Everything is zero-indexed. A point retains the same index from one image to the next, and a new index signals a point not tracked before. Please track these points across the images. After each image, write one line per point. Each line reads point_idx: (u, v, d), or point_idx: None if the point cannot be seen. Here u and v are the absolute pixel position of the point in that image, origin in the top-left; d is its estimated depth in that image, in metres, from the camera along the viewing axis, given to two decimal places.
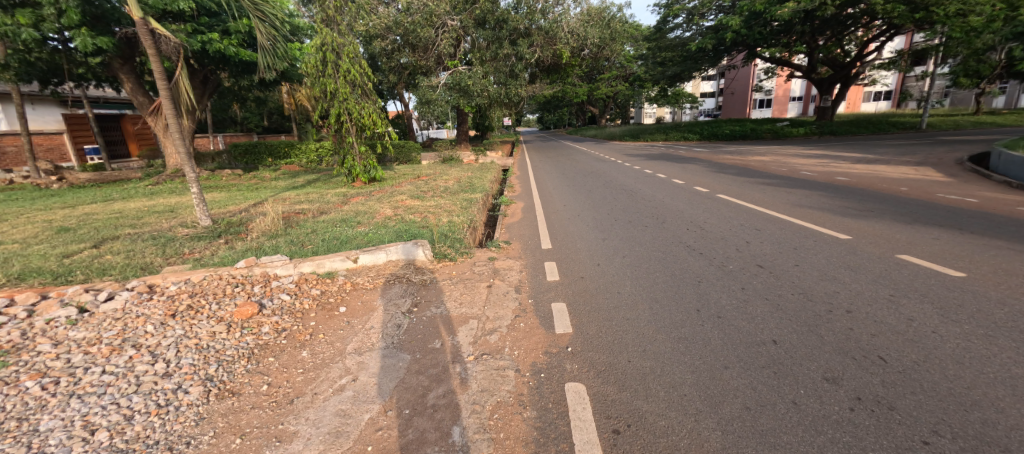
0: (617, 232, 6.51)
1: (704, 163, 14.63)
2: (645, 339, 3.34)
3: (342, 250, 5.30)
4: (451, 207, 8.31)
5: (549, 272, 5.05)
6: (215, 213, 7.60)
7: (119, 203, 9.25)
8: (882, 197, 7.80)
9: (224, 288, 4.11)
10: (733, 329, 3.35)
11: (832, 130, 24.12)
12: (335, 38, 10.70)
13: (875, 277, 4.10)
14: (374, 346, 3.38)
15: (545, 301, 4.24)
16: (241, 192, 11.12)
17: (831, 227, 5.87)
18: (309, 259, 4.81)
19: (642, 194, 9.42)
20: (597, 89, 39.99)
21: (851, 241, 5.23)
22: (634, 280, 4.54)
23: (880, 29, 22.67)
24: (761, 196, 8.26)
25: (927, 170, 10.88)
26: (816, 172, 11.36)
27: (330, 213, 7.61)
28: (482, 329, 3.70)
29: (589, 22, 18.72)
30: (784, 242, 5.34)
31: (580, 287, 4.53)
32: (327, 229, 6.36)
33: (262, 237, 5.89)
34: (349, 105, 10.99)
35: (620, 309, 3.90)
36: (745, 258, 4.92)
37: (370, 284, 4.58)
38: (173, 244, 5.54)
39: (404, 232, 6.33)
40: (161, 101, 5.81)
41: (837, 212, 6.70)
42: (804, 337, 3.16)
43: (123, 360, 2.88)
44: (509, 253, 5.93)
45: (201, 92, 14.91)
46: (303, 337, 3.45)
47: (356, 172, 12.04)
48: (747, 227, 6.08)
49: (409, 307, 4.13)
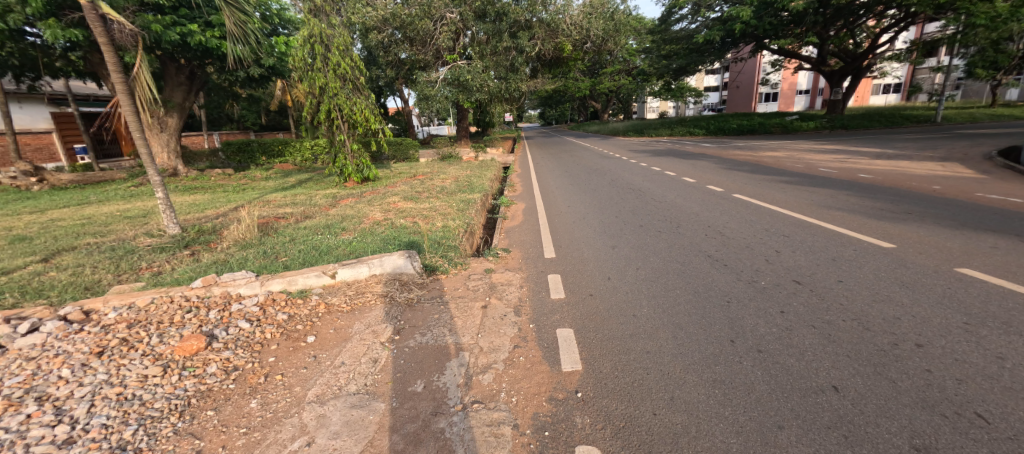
0: (627, 238, 5.90)
1: (713, 160, 13.96)
2: (673, 382, 2.73)
3: (318, 263, 4.68)
4: (447, 210, 7.68)
5: (552, 288, 4.43)
6: (189, 218, 7.01)
7: (95, 206, 8.71)
8: (916, 197, 7.14)
9: (173, 315, 3.50)
10: (780, 369, 2.74)
11: (844, 124, 23.34)
12: (323, 30, 10.06)
13: (939, 298, 3.47)
14: (341, 392, 2.76)
15: (548, 326, 3.63)
16: (225, 193, 10.52)
17: (870, 232, 5.22)
18: (279, 276, 4.20)
19: (652, 193, 8.78)
20: (601, 83, 39.19)
21: (896, 249, 4.60)
22: (652, 300, 3.92)
23: (894, 18, 21.88)
24: (783, 196, 7.60)
25: (956, 166, 10.17)
26: (835, 169, 10.68)
27: (314, 218, 6.99)
28: (475, 365, 3.10)
29: (593, 14, 18.01)
30: (819, 251, 4.69)
31: (589, 308, 3.90)
32: (307, 237, 5.75)
33: (232, 248, 5.28)
34: (339, 101, 10.37)
35: (637, 339, 3.29)
36: (778, 270, 4.29)
37: (346, 306, 3.96)
38: (131, 257, 4.93)
39: (393, 240, 5.69)
40: (117, 97, 5.22)
41: (870, 214, 6.05)
42: (872, 383, 2.54)
43: (16, 421, 2.30)
44: (508, 264, 5.29)
45: (188, 88, 14.26)
46: (255, 379, 2.85)
47: (348, 171, 11.42)
48: (772, 233, 5.44)
49: (389, 335, 3.52)
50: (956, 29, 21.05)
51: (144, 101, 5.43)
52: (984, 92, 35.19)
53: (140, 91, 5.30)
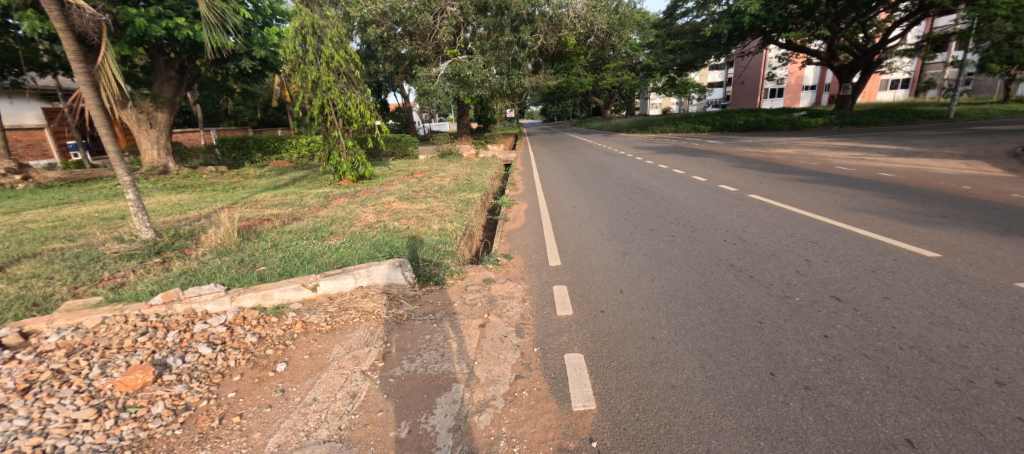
0: (639, 244, 5.43)
1: (721, 157, 13.47)
2: (707, 429, 2.28)
3: (299, 274, 4.22)
4: (444, 211, 7.20)
5: (558, 303, 3.96)
6: (167, 221, 6.51)
7: (73, 207, 8.20)
8: (948, 198, 6.64)
9: (124, 338, 3.07)
10: (837, 415, 2.28)
11: (854, 120, 22.77)
12: (315, 20, 9.56)
13: (1008, 321, 2.99)
14: (307, 441, 2.30)
15: (554, 350, 3.17)
16: (213, 193, 10.03)
17: (908, 238, 4.73)
18: (253, 290, 3.76)
19: (661, 194, 8.29)
20: (603, 79, 38.58)
21: (943, 259, 4.10)
22: (671, 319, 3.44)
23: (908, 10, 21.26)
24: (803, 197, 7.11)
25: (981, 164, 9.65)
26: (853, 167, 10.19)
27: (302, 221, 6.54)
28: (472, 402, 2.64)
29: (597, 8, 17.49)
30: (855, 261, 4.22)
31: (600, 328, 3.44)
32: (290, 243, 5.27)
33: (207, 255, 4.81)
34: (333, 96, 9.87)
35: (658, 369, 2.83)
36: (814, 284, 3.82)
37: (326, 326, 3.50)
38: (93, 266, 4.48)
39: (384, 245, 5.23)
40: (81, 89, 4.77)
41: (903, 218, 5.56)
42: (957, 437, 2.07)
43: None
44: (510, 273, 4.82)
45: (178, 83, 13.78)
46: (207, 422, 2.39)
47: (342, 169, 10.89)
48: (798, 239, 4.98)
49: (372, 362, 3.06)
50: (971, 22, 20.47)
51: (112, 94, 4.98)
52: (995, 87, 34.51)
53: (106, 83, 4.86)
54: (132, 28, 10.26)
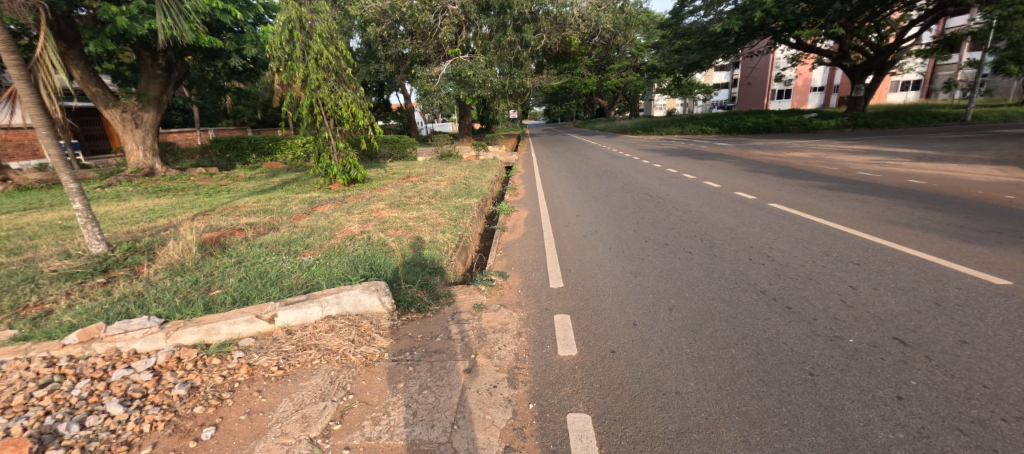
0: (652, 261, 4.79)
1: (734, 161, 12.80)
2: None
3: (258, 300, 3.60)
4: (437, 219, 6.57)
5: (560, 338, 3.32)
6: (130, 231, 5.92)
7: (37, 212, 7.63)
8: (993, 209, 6.00)
9: (15, 394, 2.47)
10: None
11: (867, 122, 22.05)
12: (303, 13, 8.96)
13: None
14: None
15: (555, 408, 2.54)
16: (194, 197, 9.45)
17: (967, 260, 4.08)
18: (196, 322, 3.15)
19: (673, 201, 7.65)
20: (608, 80, 37.87)
21: (1018, 289, 3.44)
22: (698, 366, 2.81)
23: (925, 9, 20.52)
24: (831, 207, 6.44)
25: (1017, 171, 8.96)
26: (877, 172, 9.51)
27: (277, 231, 5.92)
28: None
29: (602, 7, 16.87)
30: (913, 290, 3.56)
31: (611, 375, 2.81)
32: (258, 259, 4.66)
33: (158, 275, 4.19)
34: (322, 94, 9.27)
35: (686, 443, 2.20)
36: (868, 320, 3.16)
37: (278, 371, 2.86)
38: (22, 288, 3.87)
39: (362, 262, 4.60)
40: (17, 85, 4.18)
41: (953, 234, 4.89)
42: None
43: None
44: (504, 297, 4.17)
45: (166, 81, 13.22)
46: None
47: (332, 172, 10.27)
48: (837, 259, 4.33)
49: (326, 424, 2.42)
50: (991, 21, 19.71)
51: (54, 91, 4.41)
52: (1011, 88, 33.69)
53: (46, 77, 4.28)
54: (112, 26, 9.81)
